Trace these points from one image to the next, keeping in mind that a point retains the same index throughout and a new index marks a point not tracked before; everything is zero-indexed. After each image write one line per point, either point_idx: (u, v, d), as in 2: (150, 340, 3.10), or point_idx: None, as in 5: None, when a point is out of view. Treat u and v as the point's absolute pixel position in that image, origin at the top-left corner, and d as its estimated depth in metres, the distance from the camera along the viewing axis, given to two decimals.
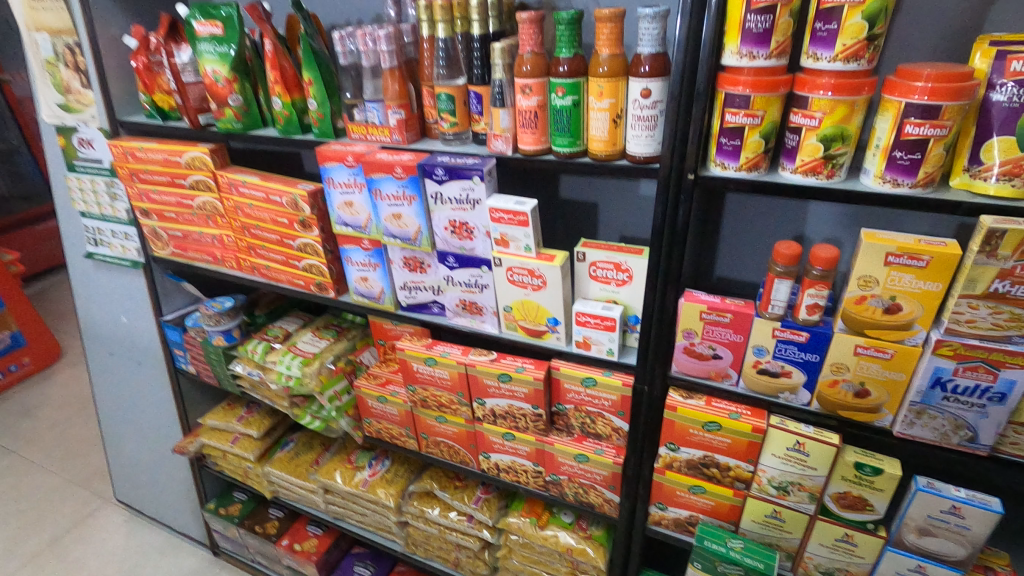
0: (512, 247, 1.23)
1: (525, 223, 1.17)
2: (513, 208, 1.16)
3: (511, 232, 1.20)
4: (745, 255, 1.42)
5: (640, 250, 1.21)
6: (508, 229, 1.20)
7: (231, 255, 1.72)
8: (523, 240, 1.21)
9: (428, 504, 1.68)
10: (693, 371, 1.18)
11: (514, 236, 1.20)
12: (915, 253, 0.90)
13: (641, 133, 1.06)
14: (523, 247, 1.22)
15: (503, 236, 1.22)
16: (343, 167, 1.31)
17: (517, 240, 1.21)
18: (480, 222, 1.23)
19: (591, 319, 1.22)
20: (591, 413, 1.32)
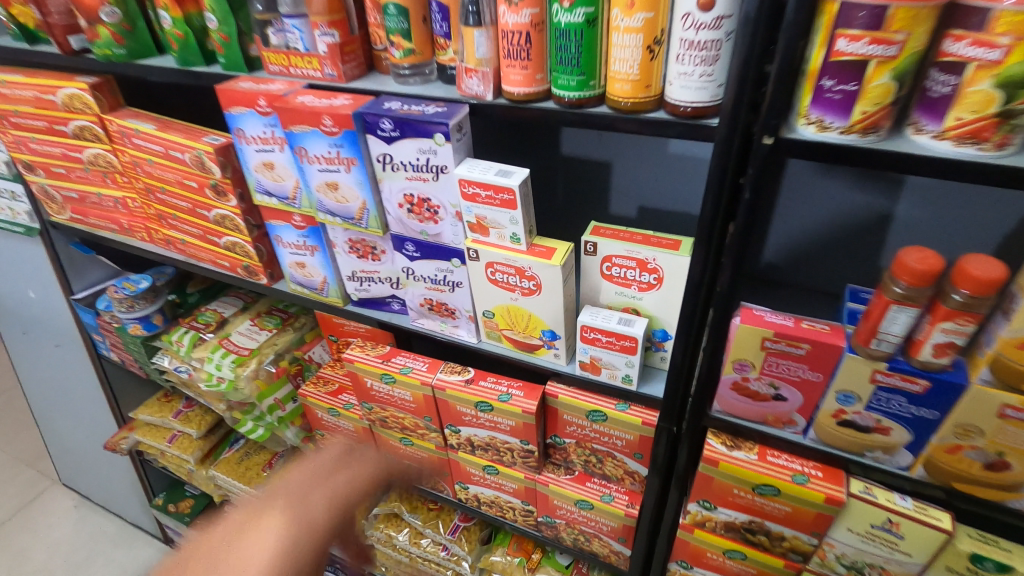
0: (492, 235, 0.86)
1: (511, 203, 0.80)
2: (492, 182, 0.79)
3: (490, 216, 0.83)
4: (801, 242, 1.03)
5: (676, 241, 0.84)
6: (486, 211, 0.83)
7: (141, 224, 1.35)
8: (507, 228, 0.84)
9: (395, 528, 1.39)
10: (742, 412, 0.85)
11: (495, 221, 0.83)
12: None
13: (694, 70, 0.67)
14: (509, 237, 0.85)
15: (480, 220, 0.85)
16: (254, 116, 0.92)
17: (498, 226, 0.84)
18: (447, 198, 0.86)
19: (603, 336, 0.88)
20: (598, 451, 1.00)
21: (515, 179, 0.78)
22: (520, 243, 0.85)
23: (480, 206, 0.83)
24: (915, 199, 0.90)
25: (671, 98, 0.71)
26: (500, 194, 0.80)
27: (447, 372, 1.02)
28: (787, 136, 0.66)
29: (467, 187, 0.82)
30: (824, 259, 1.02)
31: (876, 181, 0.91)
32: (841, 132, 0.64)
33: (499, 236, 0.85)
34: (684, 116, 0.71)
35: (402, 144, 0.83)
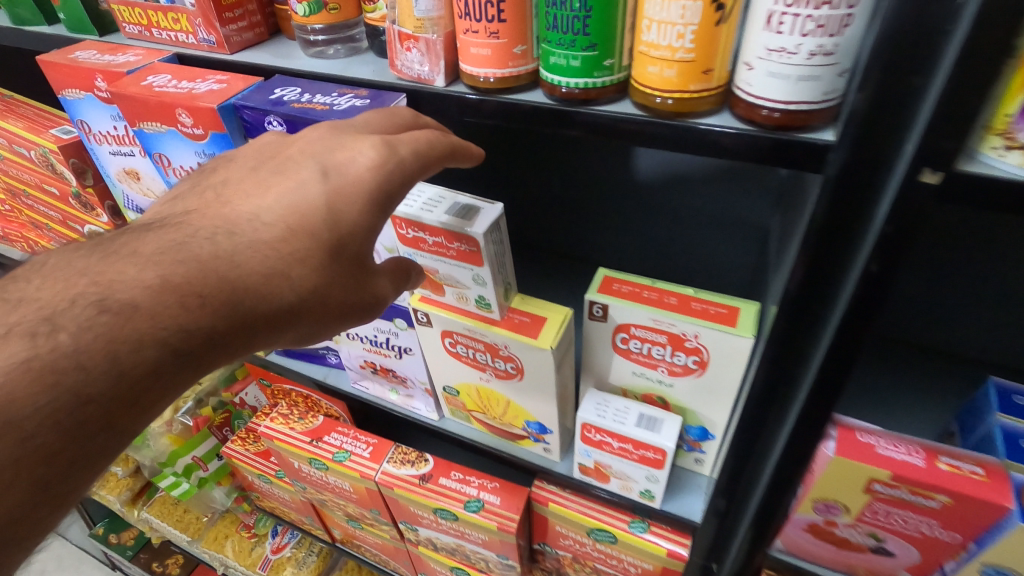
0: (449, 296, 0.58)
1: (475, 259, 0.52)
2: (447, 226, 0.51)
3: (445, 272, 0.55)
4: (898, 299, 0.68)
5: (730, 308, 0.55)
6: (439, 264, 0.55)
7: (18, 233, 1.05)
8: (469, 290, 0.56)
9: None
10: (817, 557, 0.58)
11: (452, 279, 0.55)
12: None
13: (800, 44, 0.36)
14: (473, 301, 0.57)
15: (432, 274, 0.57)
16: (96, 103, 0.61)
17: (456, 286, 0.56)
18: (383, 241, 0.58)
19: (613, 441, 0.60)
20: (603, 571, 0.73)
21: (480, 224, 0.50)
22: (490, 311, 0.56)
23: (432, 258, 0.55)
24: None
25: (748, 93, 0.40)
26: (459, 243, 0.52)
27: (395, 463, 0.75)
28: (965, 170, 0.36)
29: (411, 229, 0.53)
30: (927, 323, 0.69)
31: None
32: None
33: (460, 300, 0.57)
34: (766, 125, 0.41)
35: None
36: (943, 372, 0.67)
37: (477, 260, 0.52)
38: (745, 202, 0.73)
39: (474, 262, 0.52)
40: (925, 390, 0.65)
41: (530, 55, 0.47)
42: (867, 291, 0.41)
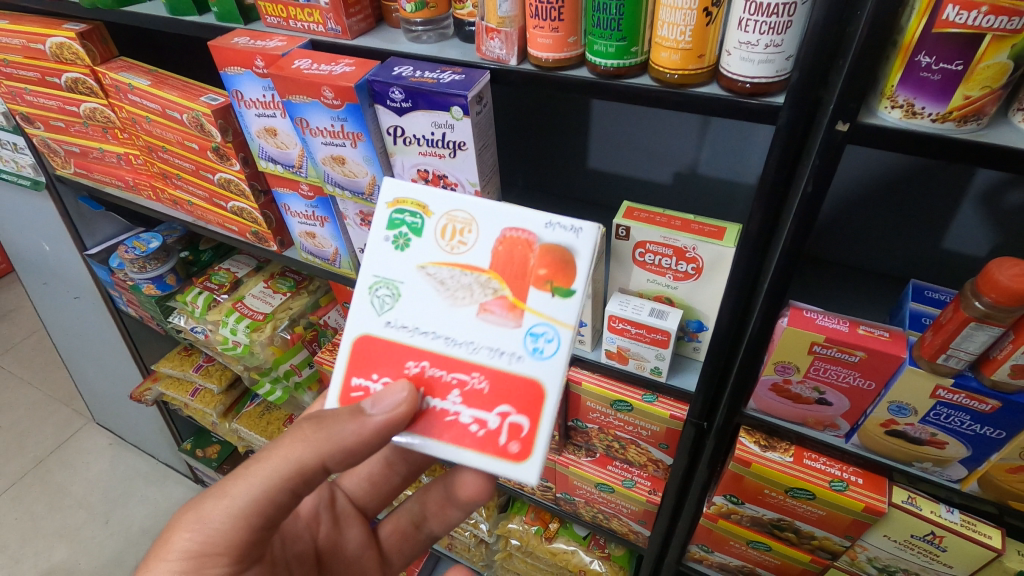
0: (478, 252, 0.64)
1: (356, 369, 0.66)
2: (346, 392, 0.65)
3: (417, 292, 0.65)
4: (849, 231, 0.92)
5: (720, 229, 0.75)
6: (439, 312, 0.64)
7: (146, 182, 1.28)
8: (415, 259, 0.66)
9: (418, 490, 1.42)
10: (780, 412, 0.79)
11: (428, 286, 0.65)
12: None
13: (758, 39, 0.56)
14: (428, 244, 0.65)
15: (495, 282, 0.63)
16: (252, 77, 0.83)
17: (429, 277, 0.65)
18: (556, 313, 0.61)
19: (632, 328, 0.81)
20: (621, 438, 0.97)
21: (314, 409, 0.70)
22: (388, 204, 0.66)
23: (431, 345, 0.64)
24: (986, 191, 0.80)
25: (728, 71, 0.60)
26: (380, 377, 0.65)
27: None
28: (865, 122, 0.56)
29: (484, 379, 0.62)
30: (872, 250, 0.93)
31: (947, 173, 0.81)
32: (933, 120, 0.54)
33: (456, 241, 0.65)
34: (741, 93, 0.60)
35: (534, 456, 0.61)
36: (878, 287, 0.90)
37: (363, 360, 0.66)
38: (735, 157, 0.96)
39: (370, 336, 0.66)
40: (863, 299, 0.88)
41: (579, 43, 0.67)
42: (806, 204, 0.62)
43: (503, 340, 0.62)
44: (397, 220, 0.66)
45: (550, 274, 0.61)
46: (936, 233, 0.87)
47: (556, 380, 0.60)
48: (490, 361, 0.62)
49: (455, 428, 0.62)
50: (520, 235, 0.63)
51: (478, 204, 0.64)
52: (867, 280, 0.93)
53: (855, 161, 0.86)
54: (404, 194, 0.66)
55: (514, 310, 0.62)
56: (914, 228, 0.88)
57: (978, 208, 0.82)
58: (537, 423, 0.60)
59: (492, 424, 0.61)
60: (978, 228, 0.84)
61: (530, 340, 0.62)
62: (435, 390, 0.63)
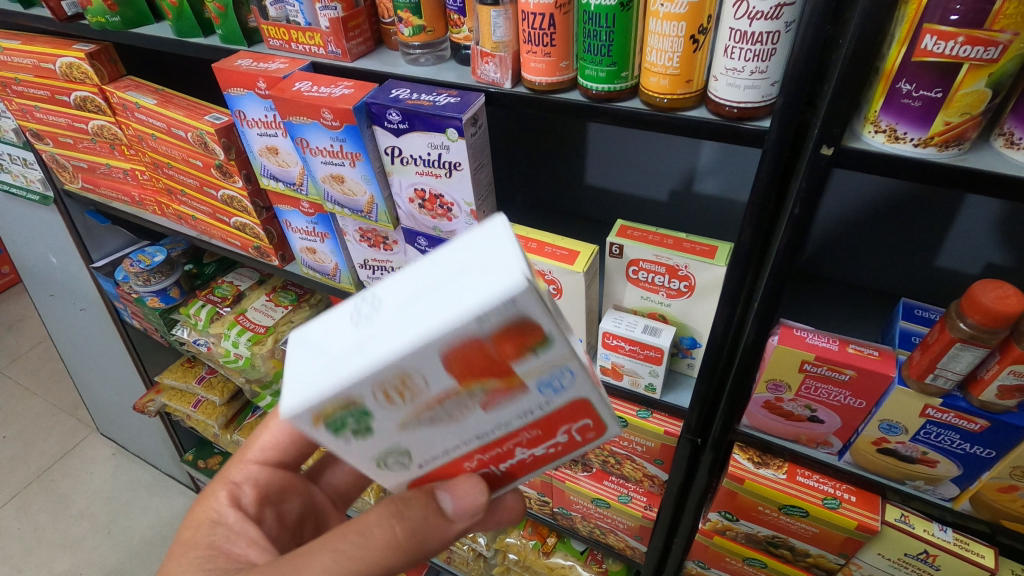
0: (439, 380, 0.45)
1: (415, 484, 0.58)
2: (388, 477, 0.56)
3: (418, 439, 0.50)
4: (842, 248, 0.93)
5: (712, 248, 0.76)
6: (451, 433, 0.50)
7: (152, 198, 1.30)
8: (381, 428, 0.49)
9: None
10: (773, 429, 0.80)
11: (420, 430, 0.49)
12: None
13: (744, 66, 0.58)
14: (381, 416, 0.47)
15: (475, 383, 0.45)
16: (254, 98, 0.85)
17: (415, 428, 0.49)
18: (552, 363, 0.44)
19: (625, 344, 0.82)
20: (617, 453, 0.97)
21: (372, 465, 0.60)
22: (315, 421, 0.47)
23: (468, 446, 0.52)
24: (975, 211, 0.81)
25: (716, 96, 0.61)
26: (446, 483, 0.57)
27: None
28: (850, 145, 0.57)
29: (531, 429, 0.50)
30: (865, 268, 0.94)
31: (936, 193, 0.82)
32: (915, 145, 0.55)
33: (398, 396, 0.45)
34: (728, 118, 0.62)
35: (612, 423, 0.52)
36: (870, 305, 0.90)
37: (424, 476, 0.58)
38: (729, 175, 0.97)
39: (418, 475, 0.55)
40: (856, 317, 0.88)
41: (571, 68, 0.69)
42: (795, 224, 0.63)
43: (521, 407, 0.47)
44: (335, 426, 0.47)
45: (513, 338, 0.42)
46: (929, 250, 0.88)
47: (598, 390, 0.48)
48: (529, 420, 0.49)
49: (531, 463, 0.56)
50: (461, 343, 0.42)
51: (385, 342, 0.43)
52: (861, 296, 0.93)
53: (845, 178, 0.87)
54: (314, 411, 0.46)
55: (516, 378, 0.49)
56: (904, 246, 0.89)
57: (967, 227, 0.83)
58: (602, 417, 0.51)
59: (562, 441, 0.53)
60: (969, 247, 0.85)
61: (548, 390, 0.47)
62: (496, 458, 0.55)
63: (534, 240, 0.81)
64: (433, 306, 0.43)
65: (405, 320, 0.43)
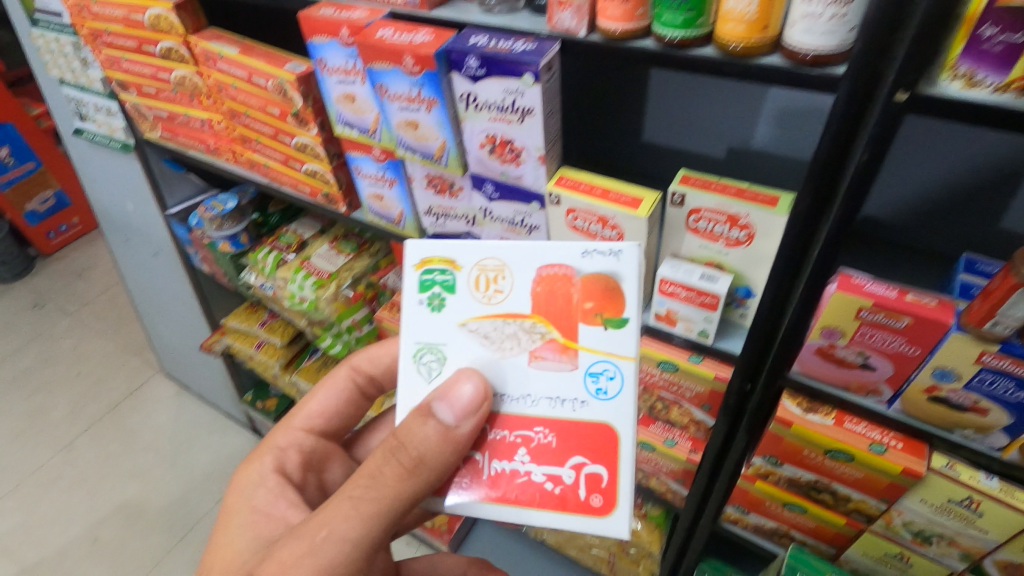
0: (517, 298, 0.69)
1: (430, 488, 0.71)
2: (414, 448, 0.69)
3: (459, 345, 0.70)
4: (902, 206, 0.94)
5: (775, 197, 0.79)
6: (484, 359, 0.70)
7: (226, 146, 1.38)
8: (455, 318, 0.71)
9: None
10: (824, 376, 0.83)
11: (474, 342, 0.70)
12: (1017, 362, 0.66)
13: (824, 11, 0.59)
14: (465, 298, 0.71)
15: (537, 325, 0.69)
16: (336, 45, 0.90)
17: (472, 333, 0.70)
18: (611, 347, 0.68)
19: (682, 291, 0.86)
20: (665, 398, 1.01)
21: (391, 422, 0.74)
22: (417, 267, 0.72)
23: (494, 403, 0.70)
24: None
25: (792, 42, 0.63)
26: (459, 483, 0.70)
27: None
28: (925, 91, 0.58)
29: (551, 433, 0.68)
30: (924, 227, 0.94)
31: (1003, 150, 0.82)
32: (993, 91, 0.56)
33: (486, 287, 0.70)
34: (803, 64, 0.63)
35: (618, 506, 0.68)
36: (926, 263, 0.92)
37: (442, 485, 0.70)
38: (788, 132, 0.98)
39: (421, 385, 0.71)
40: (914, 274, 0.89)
41: (646, 15, 0.71)
42: (862, 169, 0.65)
43: (563, 381, 0.68)
44: (429, 282, 0.71)
45: (595, 302, 0.68)
46: (995, 210, 0.88)
47: (626, 417, 0.67)
48: (556, 412, 0.68)
49: (532, 491, 0.68)
50: (558, 270, 0.68)
51: (511, 254, 0.70)
52: (916, 258, 0.94)
53: (909, 135, 0.88)
54: (430, 254, 0.71)
55: (567, 352, 0.69)
56: (968, 205, 0.89)
57: None
58: (615, 473, 0.67)
59: (575, 480, 0.68)
60: None
61: (592, 380, 0.68)
62: (521, 490, 0.68)
63: (599, 186, 0.85)
64: (547, 252, 0.69)
65: (525, 249, 0.69)
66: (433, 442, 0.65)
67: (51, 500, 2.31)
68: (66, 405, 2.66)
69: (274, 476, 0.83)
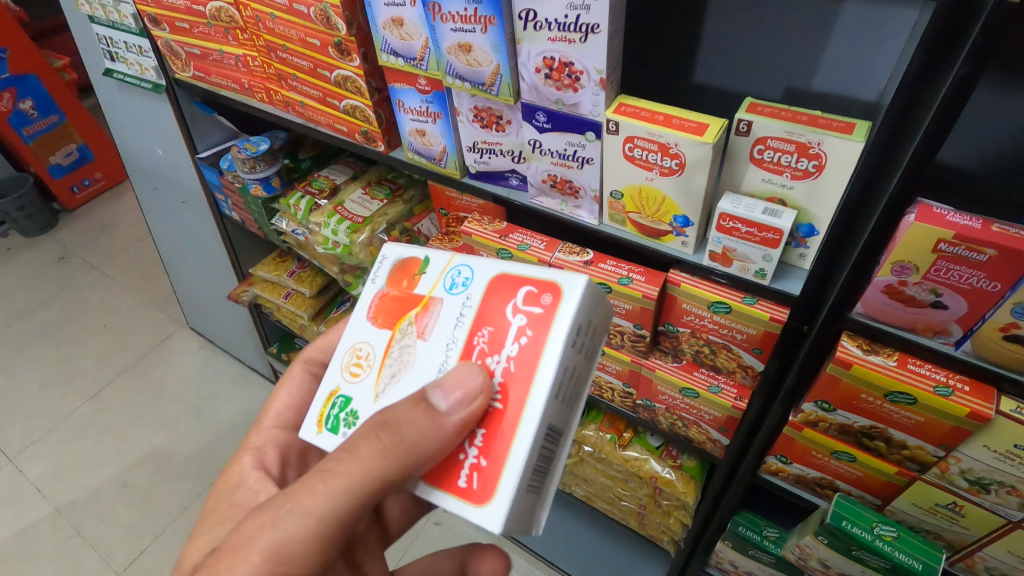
0: (377, 343, 0.76)
1: (478, 492, 0.62)
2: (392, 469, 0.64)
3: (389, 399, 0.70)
4: None
5: (849, 125, 0.75)
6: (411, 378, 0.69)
7: (261, 85, 1.35)
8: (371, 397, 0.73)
9: None
10: (887, 316, 0.80)
11: (393, 385, 0.71)
12: (974, 244, 0.68)
13: None
14: (360, 391, 0.75)
15: (399, 334, 0.74)
16: None
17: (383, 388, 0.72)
18: (442, 267, 0.76)
19: (743, 226, 0.83)
20: (713, 343, 0.99)
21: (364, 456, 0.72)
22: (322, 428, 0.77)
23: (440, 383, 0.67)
24: None
25: None
26: (496, 462, 0.62)
27: (564, 253, 1.02)
28: None
29: (482, 331, 0.67)
30: None
31: None
32: None
33: (358, 367, 0.77)
34: None
35: (560, 279, 0.65)
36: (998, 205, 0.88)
37: (483, 478, 0.62)
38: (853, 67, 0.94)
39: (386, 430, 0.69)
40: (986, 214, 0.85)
41: None
42: (959, 85, 0.61)
43: (450, 314, 0.70)
44: (337, 416, 0.76)
45: (415, 282, 0.77)
46: None
47: (489, 265, 0.71)
48: (467, 326, 0.68)
49: (522, 356, 0.63)
50: (375, 302, 0.80)
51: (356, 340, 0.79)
52: None
53: None
54: (319, 419, 0.78)
55: (429, 306, 0.73)
56: None
57: None
58: (531, 279, 0.67)
59: (526, 319, 0.65)
60: None
61: (459, 288, 0.72)
62: (518, 383, 0.63)
63: (660, 113, 0.82)
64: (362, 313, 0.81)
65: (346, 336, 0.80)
66: (424, 425, 0.61)
67: (82, 445, 2.36)
68: (94, 355, 2.70)
69: (255, 473, 0.85)
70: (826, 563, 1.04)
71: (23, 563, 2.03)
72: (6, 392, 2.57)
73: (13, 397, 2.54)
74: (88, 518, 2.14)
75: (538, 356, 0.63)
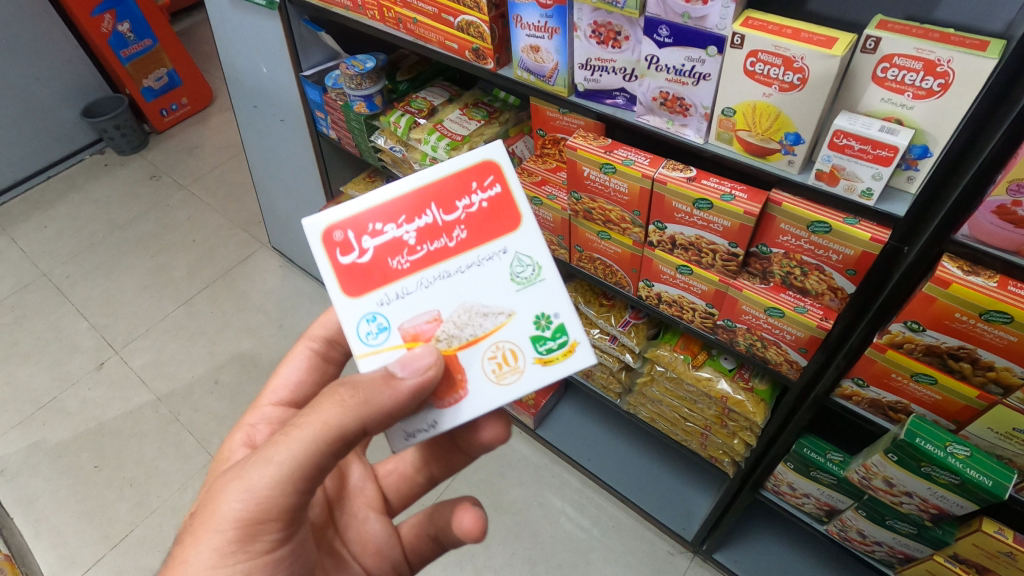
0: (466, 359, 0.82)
1: (488, 179, 0.84)
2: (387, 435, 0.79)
3: (498, 297, 0.83)
4: None
5: (982, 43, 0.76)
6: (468, 284, 0.83)
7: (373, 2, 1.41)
8: (519, 308, 0.83)
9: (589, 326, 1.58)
10: (993, 239, 0.82)
11: (484, 305, 0.82)
12: None
13: None
14: (517, 337, 0.83)
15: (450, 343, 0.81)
16: None
17: (501, 311, 0.83)
18: (369, 352, 0.81)
19: (856, 144, 0.86)
20: (806, 264, 1.04)
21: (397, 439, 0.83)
22: (573, 342, 0.83)
23: (462, 257, 0.83)
24: None
25: None
26: (487, 182, 0.84)
27: (668, 169, 1.08)
28: None
29: (401, 263, 0.82)
30: None
31: None
32: None
33: (510, 369, 0.82)
34: None
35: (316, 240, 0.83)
36: None
37: (508, 207, 0.84)
38: None
39: (539, 283, 0.83)
40: None
41: None
42: None
43: (409, 303, 0.82)
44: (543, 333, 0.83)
45: None
46: None
47: (341, 309, 0.82)
48: (412, 282, 0.82)
49: (398, 216, 0.83)
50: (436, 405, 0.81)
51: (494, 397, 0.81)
52: None
53: None
54: (570, 358, 0.82)
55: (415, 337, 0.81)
56: None
57: None
58: (336, 267, 0.82)
59: (370, 237, 0.83)
60: None
61: (376, 318, 0.81)
62: (417, 211, 0.83)
63: (788, 27, 0.86)
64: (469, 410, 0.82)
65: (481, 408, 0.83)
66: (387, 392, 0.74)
67: (177, 344, 2.60)
68: (185, 266, 2.93)
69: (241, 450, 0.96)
70: (890, 482, 1.10)
71: (130, 439, 2.29)
72: (109, 293, 2.83)
73: (116, 298, 2.80)
74: (185, 407, 2.38)
75: (379, 205, 0.83)
